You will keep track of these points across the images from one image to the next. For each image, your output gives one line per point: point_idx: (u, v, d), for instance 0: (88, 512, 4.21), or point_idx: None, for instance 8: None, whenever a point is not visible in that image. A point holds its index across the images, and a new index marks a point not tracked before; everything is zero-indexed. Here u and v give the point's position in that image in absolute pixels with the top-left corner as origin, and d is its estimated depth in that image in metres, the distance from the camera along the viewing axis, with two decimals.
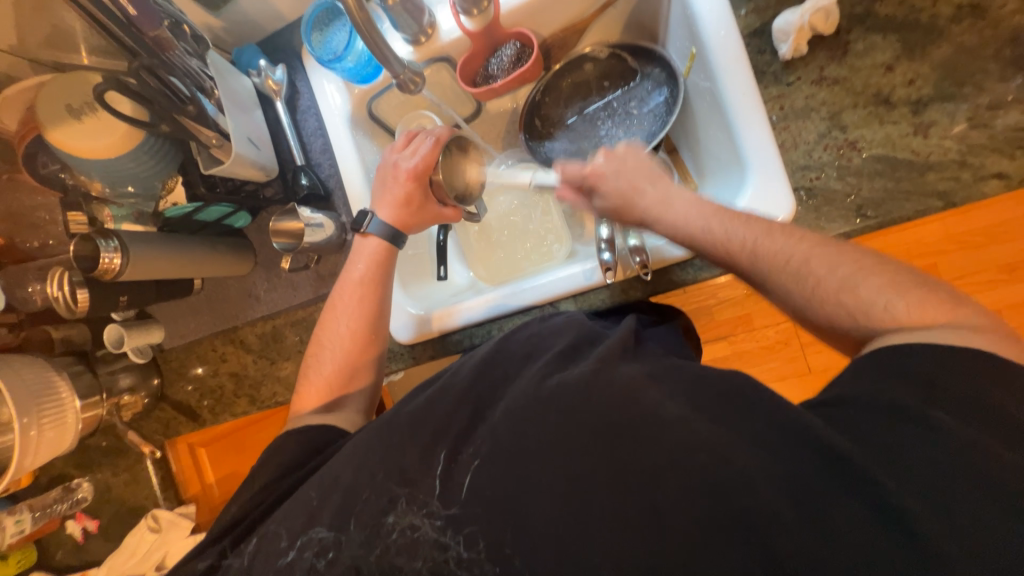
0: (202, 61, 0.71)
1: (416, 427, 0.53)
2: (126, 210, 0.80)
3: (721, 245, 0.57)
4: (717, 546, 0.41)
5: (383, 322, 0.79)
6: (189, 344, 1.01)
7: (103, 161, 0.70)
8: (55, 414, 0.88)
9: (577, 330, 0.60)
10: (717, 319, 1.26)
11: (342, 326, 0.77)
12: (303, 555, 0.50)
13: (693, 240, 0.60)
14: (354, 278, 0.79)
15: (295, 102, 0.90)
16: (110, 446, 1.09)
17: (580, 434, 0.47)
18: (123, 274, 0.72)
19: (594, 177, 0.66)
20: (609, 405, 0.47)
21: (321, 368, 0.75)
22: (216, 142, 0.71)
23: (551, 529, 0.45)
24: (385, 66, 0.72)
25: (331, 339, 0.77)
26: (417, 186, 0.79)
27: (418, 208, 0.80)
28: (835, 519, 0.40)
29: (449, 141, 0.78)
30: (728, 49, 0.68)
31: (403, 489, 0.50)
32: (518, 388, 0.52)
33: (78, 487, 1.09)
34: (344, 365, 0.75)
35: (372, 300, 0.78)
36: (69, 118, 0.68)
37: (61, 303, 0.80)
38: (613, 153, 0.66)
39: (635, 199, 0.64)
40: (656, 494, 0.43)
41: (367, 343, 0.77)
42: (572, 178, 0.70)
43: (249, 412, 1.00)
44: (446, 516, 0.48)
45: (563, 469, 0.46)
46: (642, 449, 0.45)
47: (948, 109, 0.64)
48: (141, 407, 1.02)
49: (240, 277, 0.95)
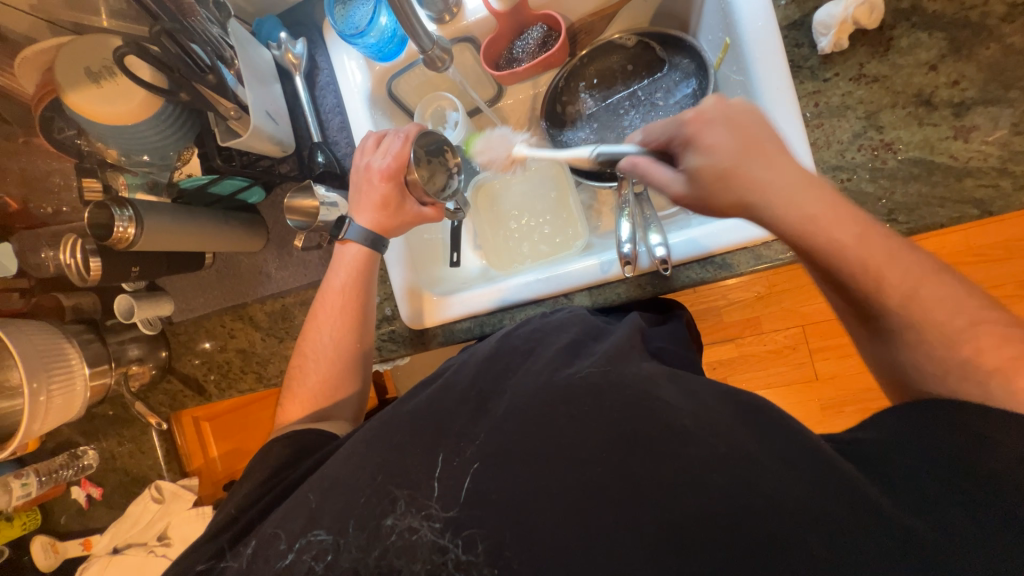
0: (223, 30, 0.70)
1: (419, 423, 0.52)
2: (140, 179, 0.79)
3: (836, 251, 0.50)
4: (724, 559, 0.41)
5: (369, 329, 0.79)
6: (198, 318, 1.01)
7: (118, 128, 0.69)
8: (64, 381, 0.88)
9: (581, 326, 0.62)
10: (726, 321, 1.26)
11: (325, 339, 0.77)
12: (301, 557, 0.49)
13: (801, 223, 0.51)
14: (335, 288, 0.78)
15: (314, 77, 0.88)
16: (117, 415, 1.08)
17: (586, 441, 0.46)
18: (136, 244, 0.72)
19: (694, 130, 0.55)
20: (620, 407, 0.47)
21: (305, 380, 0.75)
22: (234, 115, 0.70)
23: (553, 532, 0.44)
24: (413, 41, 0.70)
25: (314, 351, 0.77)
26: (393, 186, 0.77)
27: (397, 210, 0.78)
28: (844, 548, 0.40)
29: (418, 137, 0.76)
30: (765, 41, 0.66)
31: (403, 490, 0.49)
32: (523, 383, 0.52)
33: (85, 453, 1.10)
34: (329, 377, 0.75)
35: (355, 310, 0.78)
36: (88, 81, 0.66)
37: (73, 271, 0.80)
38: (724, 104, 0.54)
39: (740, 169, 0.52)
40: (666, 505, 0.43)
41: (349, 354, 0.77)
42: (657, 139, 0.59)
43: (255, 389, 1.00)
44: (445, 518, 0.47)
45: (575, 473, 0.45)
46: (650, 458, 0.45)
47: (992, 112, 0.61)
48: (149, 378, 1.02)
49: (251, 253, 0.94)
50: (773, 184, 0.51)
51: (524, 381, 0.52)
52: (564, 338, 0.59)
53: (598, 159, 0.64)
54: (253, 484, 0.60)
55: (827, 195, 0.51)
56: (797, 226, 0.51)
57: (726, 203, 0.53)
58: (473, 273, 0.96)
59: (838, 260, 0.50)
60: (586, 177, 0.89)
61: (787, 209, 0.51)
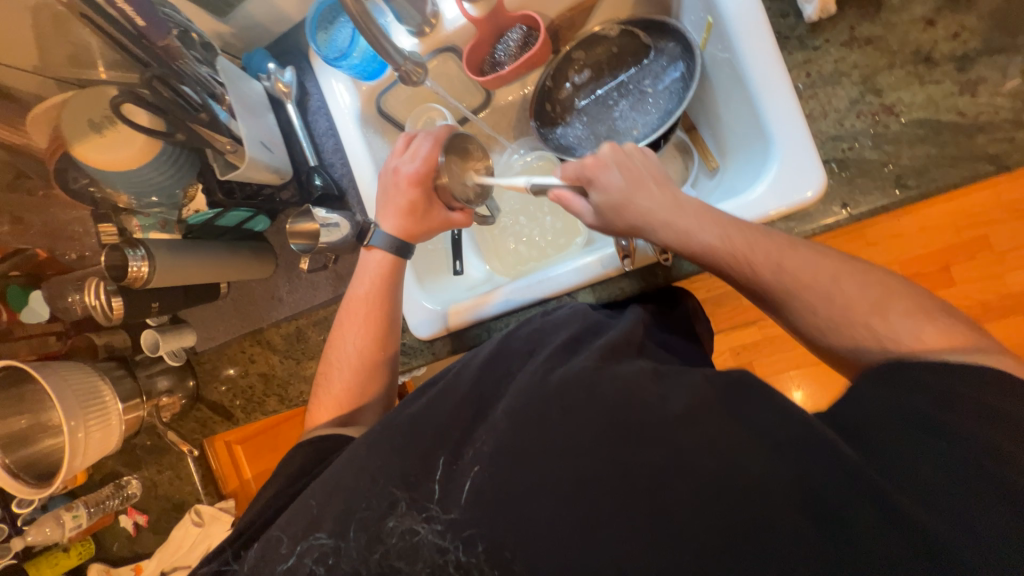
0: (212, 68, 0.71)
1: (415, 430, 0.53)
2: (152, 220, 0.83)
3: (733, 257, 0.55)
4: (720, 547, 0.41)
5: (393, 336, 0.80)
6: (220, 347, 1.05)
7: (123, 173, 0.72)
8: (100, 417, 0.93)
9: (582, 322, 0.62)
10: (746, 304, 1.22)
11: (349, 347, 0.78)
12: (303, 560, 0.51)
13: (687, 247, 0.57)
14: (360, 296, 0.80)
15: (306, 103, 0.90)
16: (154, 445, 1.14)
17: (584, 438, 0.46)
18: (150, 280, 0.75)
19: (589, 176, 0.62)
20: (620, 401, 0.46)
21: (331, 387, 0.77)
22: (230, 148, 0.71)
23: (548, 528, 0.44)
24: (386, 61, 0.71)
25: (338, 359, 0.78)
26: (422, 191, 0.79)
27: (425, 215, 0.80)
28: (849, 526, 0.40)
29: (448, 139, 0.78)
30: (747, 16, 0.64)
31: (404, 492, 0.50)
32: (522, 380, 0.53)
33: (128, 483, 1.16)
34: (353, 384, 0.76)
35: (379, 317, 0.79)
36: (90, 132, 0.70)
37: (99, 311, 0.84)
38: (616, 149, 0.62)
39: (633, 202, 0.59)
40: (662, 494, 0.43)
41: (375, 361, 0.78)
42: (570, 175, 0.65)
43: (279, 410, 1.03)
44: (446, 520, 0.48)
45: (571, 468, 0.45)
46: (645, 446, 0.44)
47: (999, 63, 0.58)
48: (179, 408, 1.06)
49: (263, 279, 0.97)
50: (661, 216, 0.58)
51: (522, 383, 0.52)
52: (562, 337, 0.59)
53: (534, 190, 0.65)
54: (264, 498, 0.62)
55: (714, 221, 0.57)
56: (686, 250, 0.58)
57: (624, 233, 0.62)
58: (479, 278, 0.96)
59: (726, 269, 0.56)
60: None
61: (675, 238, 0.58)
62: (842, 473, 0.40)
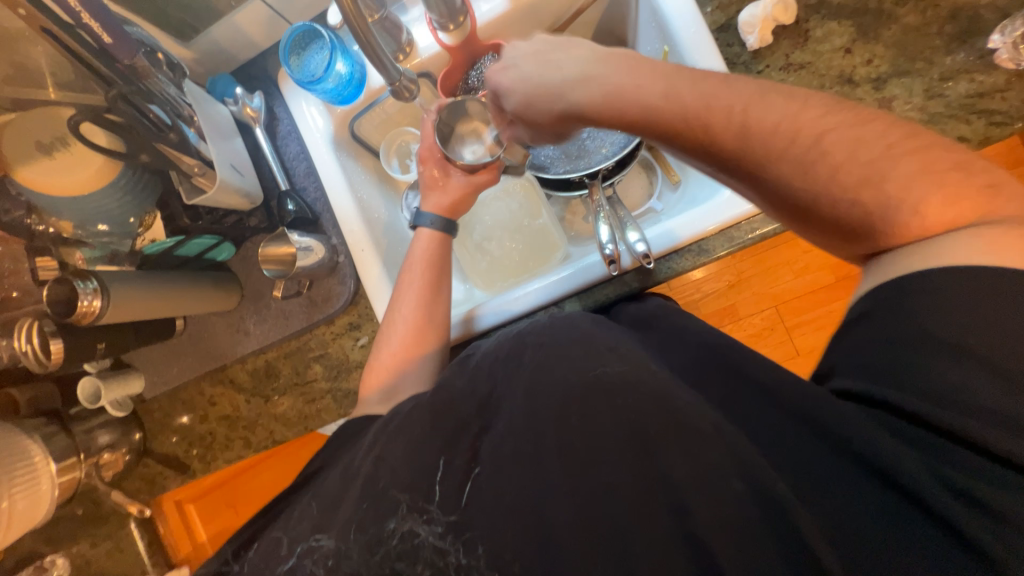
0: (179, 89, 0.68)
1: (426, 432, 0.51)
2: (99, 252, 0.76)
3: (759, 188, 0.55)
4: (743, 522, 0.42)
5: (446, 301, 0.78)
6: (173, 391, 0.95)
7: (74, 199, 0.66)
8: (26, 482, 0.82)
9: (586, 315, 0.61)
10: (705, 312, 1.39)
11: (404, 307, 0.76)
12: (303, 560, 0.50)
13: (615, 97, 0.54)
14: (416, 262, 0.79)
15: (275, 128, 0.88)
16: (87, 513, 0.98)
17: (600, 435, 0.47)
18: (103, 317, 0.68)
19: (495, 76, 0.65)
20: (616, 384, 0.48)
21: (385, 348, 0.74)
22: (198, 170, 0.68)
23: (561, 516, 0.45)
24: (381, 73, 0.72)
25: (394, 318, 0.76)
26: (436, 166, 0.82)
27: (448, 185, 0.82)
28: (845, 488, 0.43)
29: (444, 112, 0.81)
30: (700, 45, 0.72)
31: (405, 495, 0.49)
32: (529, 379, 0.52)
33: (53, 565, 0.96)
34: (407, 343, 0.74)
35: (431, 278, 0.78)
36: (38, 155, 0.64)
37: (30, 358, 0.72)
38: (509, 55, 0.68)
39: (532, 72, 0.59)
40: (673, 472, 0.44)
41: (432, 319, 0.76)
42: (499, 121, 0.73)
43: (244, 455, 0.94)
44: (446, 522, 0.48)
45: (574, 455, 0.47)
46: (652, 429, 0.46)
47: (906, 83, 0.69)
48: (123, 465, 0.94)
49: (226, 312, 0.91)
50: (556, 87, 0.57)
51: (521, 379, 0.52)
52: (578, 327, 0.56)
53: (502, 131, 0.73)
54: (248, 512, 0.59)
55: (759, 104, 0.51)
56: (616, 100, 0.54)
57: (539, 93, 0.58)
58: (459, 297, 0.97)
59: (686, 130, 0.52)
60: (559, 189, 0.90)
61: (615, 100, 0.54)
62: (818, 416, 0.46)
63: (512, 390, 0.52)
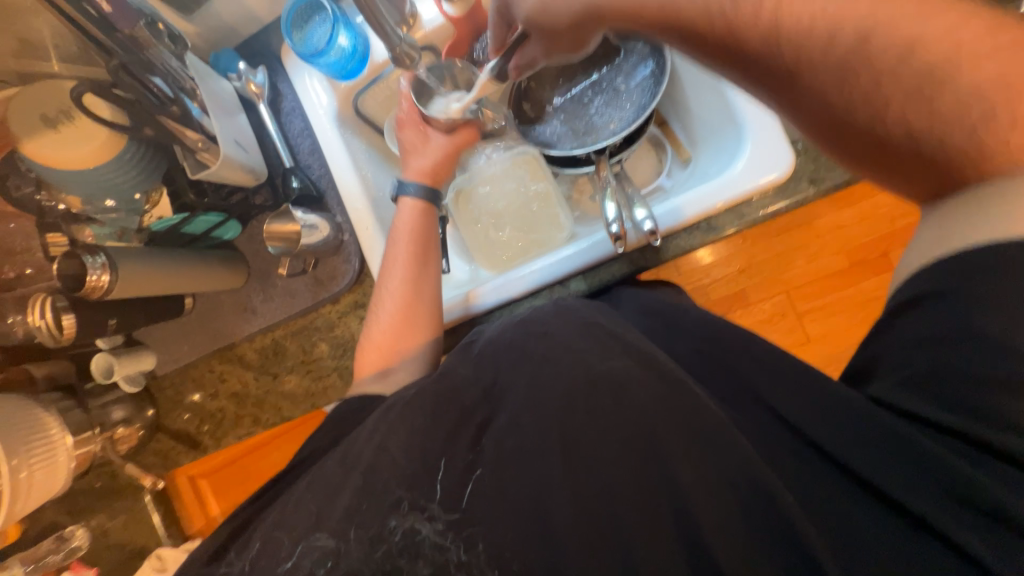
0: (181, 61, 0.68)
1: (429, 411, 0.52)
2: (108, 229, 0.76)
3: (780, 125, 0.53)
4: (729, 522, 0.44)
5: (428, 283, 0.76)
6: (183, 368, 0.97)
7: (81, 172, 0.66)
8: (45, 455, 0.82)
9: (598, 312, 0.60)
10: (716, 297, 1.35)
11: (386, 288, 0.75)
12: (303, 560, 0.48)
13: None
14: (401, 235, 0.78)
15: (279, 104, 0.87)
16: (105, 485, 1.04)
17: (604, 442, 0.48)
18: (111, 291, 0.68)
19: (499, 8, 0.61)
20: (620, 381, 0.50)
21: (369, 333, 0.74)
22: (201, 146, 0.67)
23: (557, 516, 0.46)
24: (381, 40, 0.69)
25: (377, 300, 0.76)
26: (441, 149, 0.83)
27: (447, 169, 0.83)
28: (840, 494, 0.44)
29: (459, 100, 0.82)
30: None
31: (408, 491, 0.48)
32: (536, 372, 0.53)
33: (72, 534, 1.01)
34: (390, 327, 0.73)
35: (412, 257, 0.76)
36: (44, 128, 0.63)
37: (44, 333, 0.74)
38: None
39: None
40: (671, 469, 0.46)
41: (415, 300, 0.74)
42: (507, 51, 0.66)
43: (253, 432, 0.96)
44: (447, 520, 0.48)
45: (576, 462, 0.47)
46: (652, 425, 0.47)
47: None
48: (137, 440, 0.96)
49: (234, 290, 0.91)
50: None
51: (523, 371, 0.53)
52: (583, 322, 0.57)
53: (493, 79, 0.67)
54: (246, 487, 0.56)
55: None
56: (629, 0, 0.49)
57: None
58: (464, 279, 0.95)
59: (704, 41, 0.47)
60: (562, 165, 0.91)
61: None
62: (824, 407, 0.46)
63: (515, 381, 0.53)
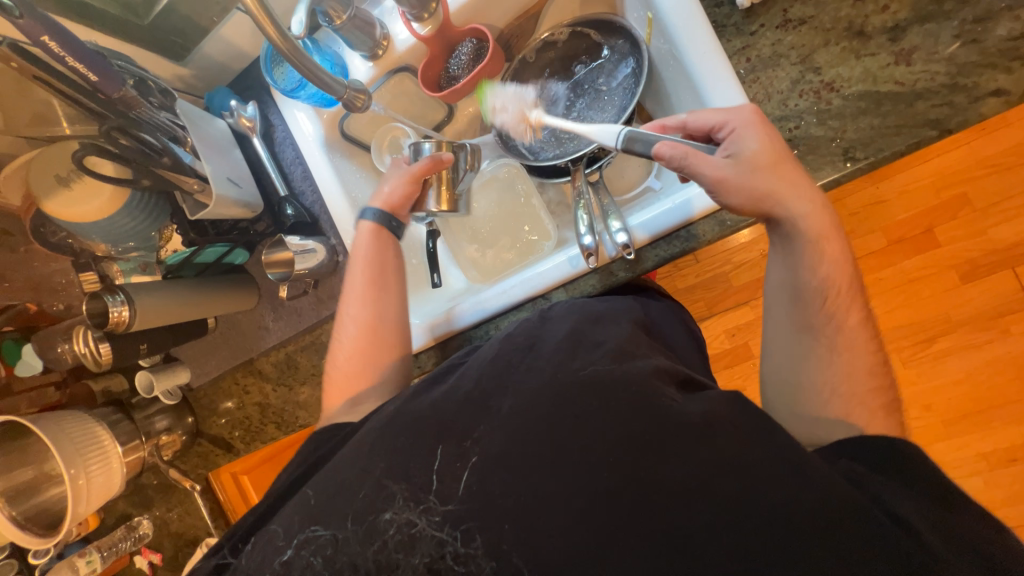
0: (171, 112, 0.73)
1: (417, 426, 0.54)
2: (132, 263, 0.85)
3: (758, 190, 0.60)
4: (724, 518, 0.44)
5: (394, 312, 0.80)
6: (213, 381, 1.07)
7: (96, 224, 0.74)
8: (100, 460, 0.94)
9: (578, 315, 0.64)
10: (735, 285, 1.31)
11: (353, 318, 0.79)
12: (300, 552, 0.53)
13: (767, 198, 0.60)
14: (361, 257, 0.81)
15: (272, 135, 0.92)
16: (161, 483, 1.16)
17: (597, 439, 0.48)
18: (132, 324, 0.77)
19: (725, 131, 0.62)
20: (605, 381, 0.52)
21: (337, 363, 0.78)
22: (197, 187, 0.74)
23: (556, 518, 0.46)
24: (326, 91, 0.72)
25: (344, 329, 0.79)
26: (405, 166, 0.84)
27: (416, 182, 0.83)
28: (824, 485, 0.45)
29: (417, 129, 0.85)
30: (682, 9, 0.68)
31: (402, 486, 0.51)
32: (532, 380, 0.54)
33: (139, 524, 1.17)
34: (358, 358, 0.77)
35: (380, 287, 0.80)
36: (58, 187, 0.71)
37: (89, 357, 0.85)
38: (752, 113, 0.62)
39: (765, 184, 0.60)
40: (660, 467, 0.46)
41: (383, 332, 0.78)
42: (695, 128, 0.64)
43: (277, 437, 1.04)
44: (443, 512, 0.49)
45: (568, 465, 0.48)
46: (638, 429, 0.48)
47: (930, 30, 0.61)
48: (180, 445, 1.08)
49: (248, 310, 0.98)
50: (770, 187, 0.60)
51: (512, 388, 0.54)
52: (560, 336, 0.60)
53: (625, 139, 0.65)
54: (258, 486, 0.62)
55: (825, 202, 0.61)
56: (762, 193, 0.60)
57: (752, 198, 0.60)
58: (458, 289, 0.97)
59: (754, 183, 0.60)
60: (548, 176, 0.86)
61: (775, 181, 0.59)
62: None
63: (505, 393, 0.54)
